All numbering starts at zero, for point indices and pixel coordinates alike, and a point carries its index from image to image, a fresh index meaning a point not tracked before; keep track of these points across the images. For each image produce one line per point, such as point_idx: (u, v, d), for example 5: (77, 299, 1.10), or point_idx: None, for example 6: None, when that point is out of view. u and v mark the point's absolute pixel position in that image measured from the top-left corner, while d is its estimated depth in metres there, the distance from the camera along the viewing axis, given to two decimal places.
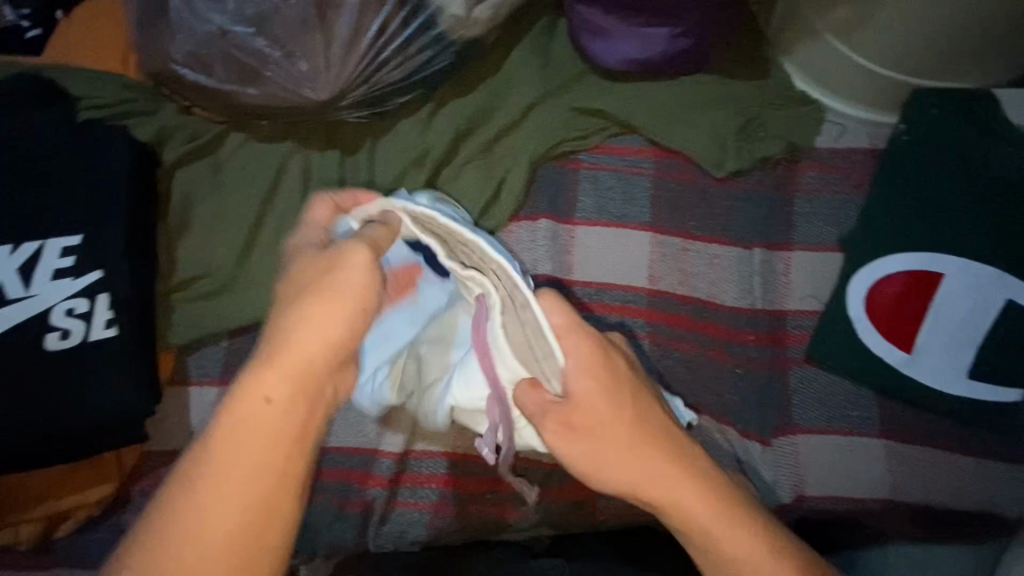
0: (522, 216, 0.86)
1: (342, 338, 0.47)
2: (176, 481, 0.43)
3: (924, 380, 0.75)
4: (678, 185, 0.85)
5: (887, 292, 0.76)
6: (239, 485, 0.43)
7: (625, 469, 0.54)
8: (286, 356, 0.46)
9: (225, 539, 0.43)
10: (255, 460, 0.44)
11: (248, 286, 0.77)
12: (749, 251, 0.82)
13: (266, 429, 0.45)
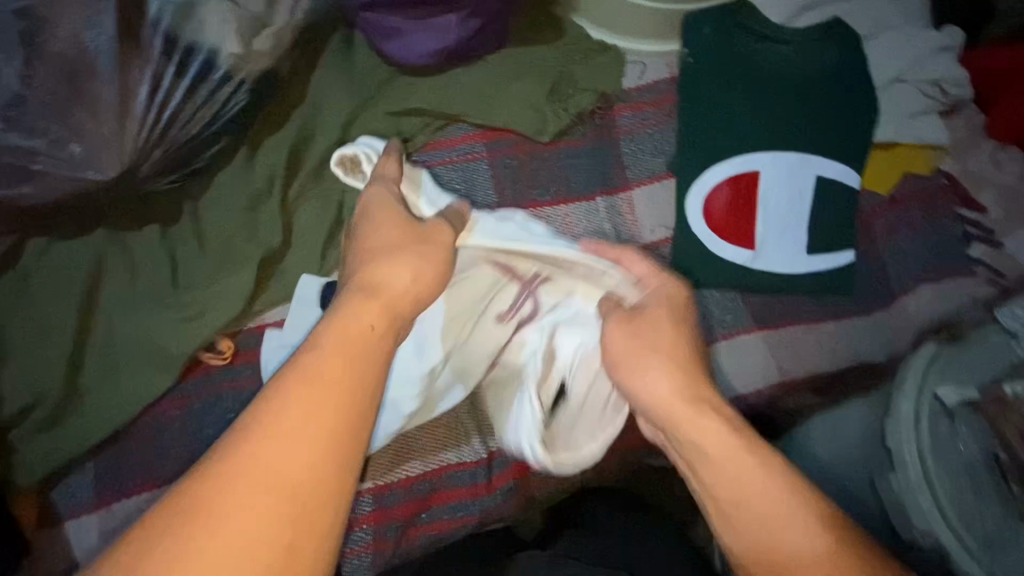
0: None
1: (411, 284, 0.55)
2: (288, 374, 0.44)
3: (771, 268, 0.82)
4: (514, 159, 0.87)
5: (717, 201, 0.82)
6: (327, 385, 0.43)
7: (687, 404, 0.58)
8: (391, 291, 0.53)
9: (318, 461, 0.41)
10: (336, 374, 0.44)
11: (104, 394, 0.72)
12: (594, 201, 0.86)
13: (354, 337, 0.47)
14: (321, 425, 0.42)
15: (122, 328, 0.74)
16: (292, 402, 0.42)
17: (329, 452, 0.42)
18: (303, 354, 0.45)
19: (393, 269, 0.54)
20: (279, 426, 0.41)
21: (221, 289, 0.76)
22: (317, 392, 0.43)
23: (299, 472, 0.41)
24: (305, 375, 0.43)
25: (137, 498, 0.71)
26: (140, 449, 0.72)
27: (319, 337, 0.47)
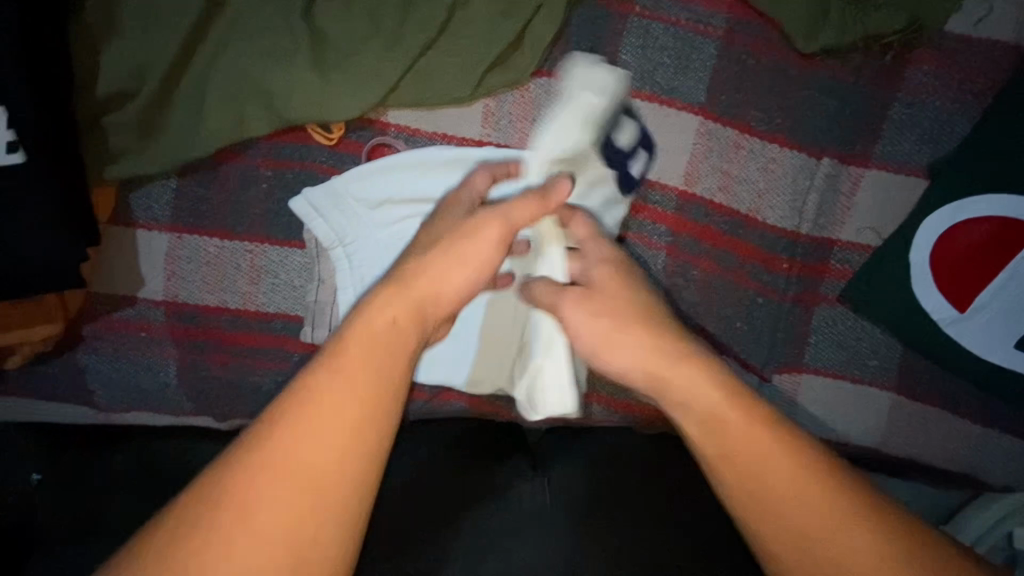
0: (545, 74, 0.67)
1: (452, 280, 0.49)
2: (295, 404, 0.39)
3: (964, 341, 0.66)
4: (750, 58, 0.66)
5: (961, 240, 0.64)
6: (303, 463, 0.38)
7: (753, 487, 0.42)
8: (409, 289, 0.46)
9: (308, 484, 0.37)
10: (323, 459, 0.38)
11: (199, 119, 0.62)
12: (817, 161, 0.66)
13: (319, 425, 0.39)
14: (452, 279, 0.49)
15: (233, 55, 0.62)
16: (444, 247, 0.50)
17: (305, 506, 0.37)
18: (321, 374, 0.40)
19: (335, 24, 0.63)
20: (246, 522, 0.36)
21: (362, 67, 0.64)
22: (344, 365, 0.41)
23: (283, 531, 0.36)
24: (361, 357, 0.41)
25: (203, 239, 0.66)
26: (222, 190, 0.66)
27: (345, 342, 0.42)
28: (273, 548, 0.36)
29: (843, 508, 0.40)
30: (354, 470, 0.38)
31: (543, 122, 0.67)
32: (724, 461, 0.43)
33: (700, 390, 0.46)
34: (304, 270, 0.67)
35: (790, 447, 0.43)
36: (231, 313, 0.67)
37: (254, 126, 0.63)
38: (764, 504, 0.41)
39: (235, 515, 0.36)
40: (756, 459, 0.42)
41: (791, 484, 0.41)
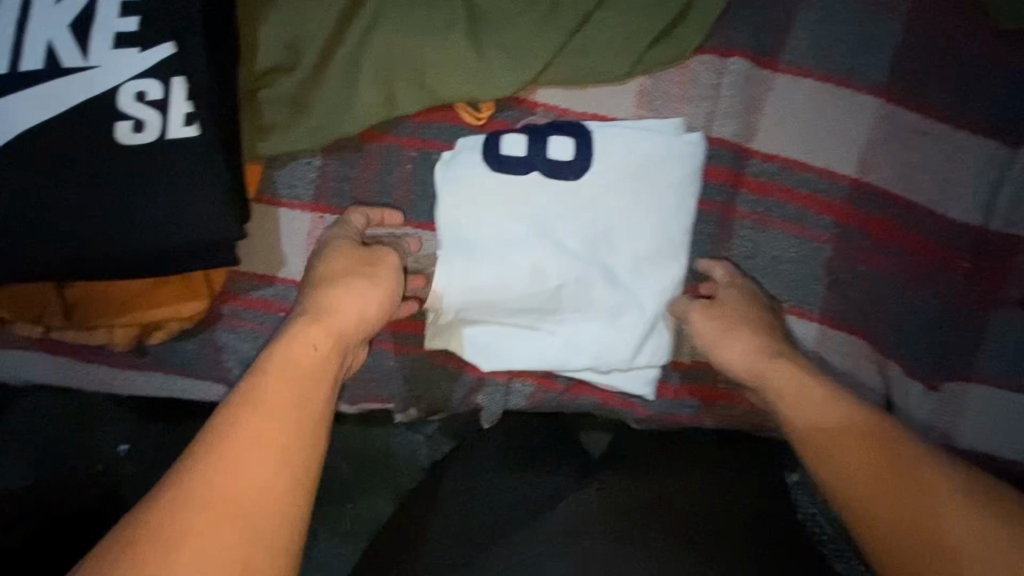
0: (708, 50, 0.62)
1: (352, 314, 0.53)
2: (230, 408, 0.43)
3: None
4: (939, 35, 0.60)
5: None
6: (255, 456, 0.41)
7: (858, 459, 0.46)
8: (328, 318, 0.52)
9: (264, 479, 0.41)
10: (258, 459, 0.41)
11: (352, 93, 0.60)
12: (1007, 150, 0.61)
13: (265, 426, 0.43)
14: (340, 304, 0.53)
15: (390, 26, 0.59)
16: (344, 286, 0.54)
17: (245, 502, 0.39)
18: (249, 385, 0.45)
19: None
20: (198, 515, 0.38)
21: (520, 40, 0.61)
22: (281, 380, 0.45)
23: (234, 525, 0.38)
24: (280, 375, 0.46)
25: None
26: (367, 169, 0.64)
27: (268, 358, 0.47)
28: (235, 548, 0.38)
29: (939, 492, 0.42)
30: (302, 466, 0.42)
31: (705, 101, 0.63)
32: (819, 443, 0.49)
33: (811, 402, 0.51)
34: None
35: (874, 450, 0.46)
36: None
37: (407, 103, 0.61)
38: (848, 473, 0.46)
39: (196, 508, 0.38)
40: (864, 451, 0.46)
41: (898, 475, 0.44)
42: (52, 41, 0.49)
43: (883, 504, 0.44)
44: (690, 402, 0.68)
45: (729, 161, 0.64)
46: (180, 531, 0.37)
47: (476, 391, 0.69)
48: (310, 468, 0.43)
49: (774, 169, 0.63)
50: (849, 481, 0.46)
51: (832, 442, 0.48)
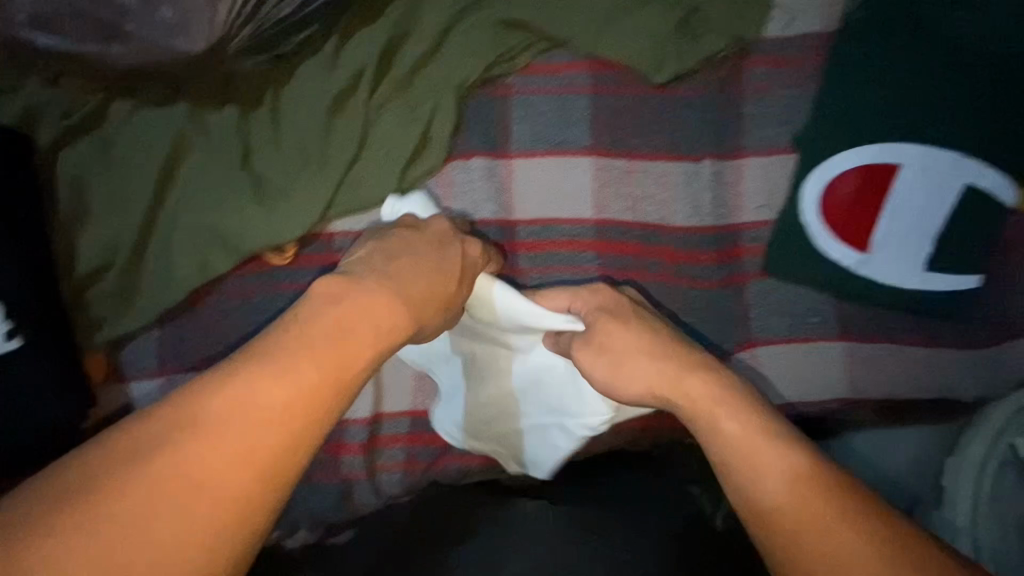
0: (455, 158, 0.78)
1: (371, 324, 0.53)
2: (229, 397, 0.46)
3: (877, 278, 0.73)
4: (620, 99, 0.78)
5: (839, 194, 0.72)
6: (230, 443, 0.45)
7: (786, 486, 0.51)
8: (345, 314, 0.53)
9: (242, 470, 0.44)
10: (239, 449, 0.45)
11: (170, 272, 0.72)
12: (699, 163, 0.77)
13: (254, 417, 0.46)
14: (365, 324, 0.53)
15: (194, 211, 0.73)
16: (397, 265, 0.59)
17: (215, 500, 0.43)
18: (257, 381, 0.47)
19: (271, 166, 0.76)
20: (176, 481, 0.43)
21: (301, 192, 0.75)
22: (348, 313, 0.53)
23: (208, 500, 0.43)
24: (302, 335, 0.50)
25: (187, 376, 0.73)
26: (198, 328, 0.74)
27: (262, 355, 0.48)
28: (259, 450, 0.45)
29: (857, 528, 0.48)
30: (271, 460, 0.45)
31: (464, 194, 0.78)
32: (757, 469, 0.52)
33: (770, 454, 0.53)
34: None
35: (811, 487, 0.50)
36: None
37: (218, 265, 0.73)
38: (767, 498, 0.51)
39: (173, 476, 0.43)
40: (794, 500, 0.50)
41: (790, 498, 0.50)
42: None
43: (820, 533, 0.48)
44: None
45: (498, 233, 0.78)
46: (152, 496, 0.42)
47: (353, 487, 0.76)
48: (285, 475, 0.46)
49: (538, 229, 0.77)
50: (772, 506, 0.51)
51: (770, 470, 0.52)
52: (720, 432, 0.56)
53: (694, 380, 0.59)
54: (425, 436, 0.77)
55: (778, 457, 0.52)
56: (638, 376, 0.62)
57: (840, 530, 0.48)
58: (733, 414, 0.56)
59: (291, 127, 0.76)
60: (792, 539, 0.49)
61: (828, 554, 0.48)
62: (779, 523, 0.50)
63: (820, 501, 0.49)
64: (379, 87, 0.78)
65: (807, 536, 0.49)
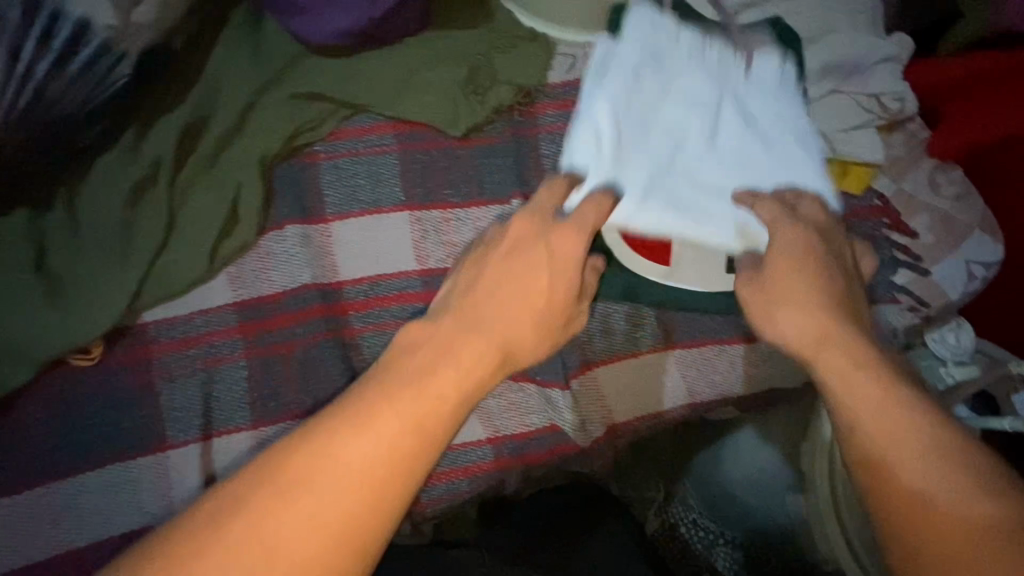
0: (268, 230, 0.78)
1: (496, 337, 0.56)
2: (352, 421, 0.48)
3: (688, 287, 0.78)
4: (426, 154, 0.81)
5: None
6: (365, 449, 0.46)
7: (892, 426, 0.49)
8: (455, 344, 0.55)
9: (374, 478, 0.46)
10: (379, 459, 0.46)
11: None
12: (509, 204, 0.80)
13: (370, 434, 0.47)
14: (477, 348, 0.55)
15: None
16: (475, 314, 0.57)
17: (355, 502, 0.45)
18: (373, 401, 0.49)
19: (65, 265, 0.73)
20: (298, 499, 0.44)
21: (101, 285, 0.72)
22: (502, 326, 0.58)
23: (346, 509, 0.45)
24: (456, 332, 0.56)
25: None
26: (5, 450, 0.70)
27: (399, 358, 0.53)
28: (360, 474, 0.46)
29: (942, 476, 0.47)
30: (400, 474, 0.47)
31: (283, 264, 0.77)
32: (857, 404, 0.52)
33: (856, 393, 0.52)
34: (105, 486, 0.70)
35: (929, 432, 0.49)
36: (49, 561, 0.69)
37: (18, 376, 0.69)
38: (870, 448, 0.50)
39: (306, 487, 0.45)
40: (884, 456, 0.49)
41: (870, 431, 0.50)
42: None
43: (925, 504, 0.46)
44: None
45: (322, 296, 0.77)
46: (278, 507, 0.44)
47: None
48: (409, 485, 0.47)
49: (365, 286, 0.78)
50: (873, 453, 0.50)
51: (859, 405, 0.51)
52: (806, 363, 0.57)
53: (789, 329, 0.59)
54: None
55: (885, 404, 0.51)
56: (794, 325, 0.58)
57: (963, 497, 0.46)
58: (851, 355, 0.54)
59: (82, 222, 0.74)
60: (898, 513, 0.47)
61: (930, 544, 0.45)
62: (876, 485, 0.49)
63: (934, 454, 0.48)
64: (181, 172, 0.78)
65: (910, 471, 0.48)
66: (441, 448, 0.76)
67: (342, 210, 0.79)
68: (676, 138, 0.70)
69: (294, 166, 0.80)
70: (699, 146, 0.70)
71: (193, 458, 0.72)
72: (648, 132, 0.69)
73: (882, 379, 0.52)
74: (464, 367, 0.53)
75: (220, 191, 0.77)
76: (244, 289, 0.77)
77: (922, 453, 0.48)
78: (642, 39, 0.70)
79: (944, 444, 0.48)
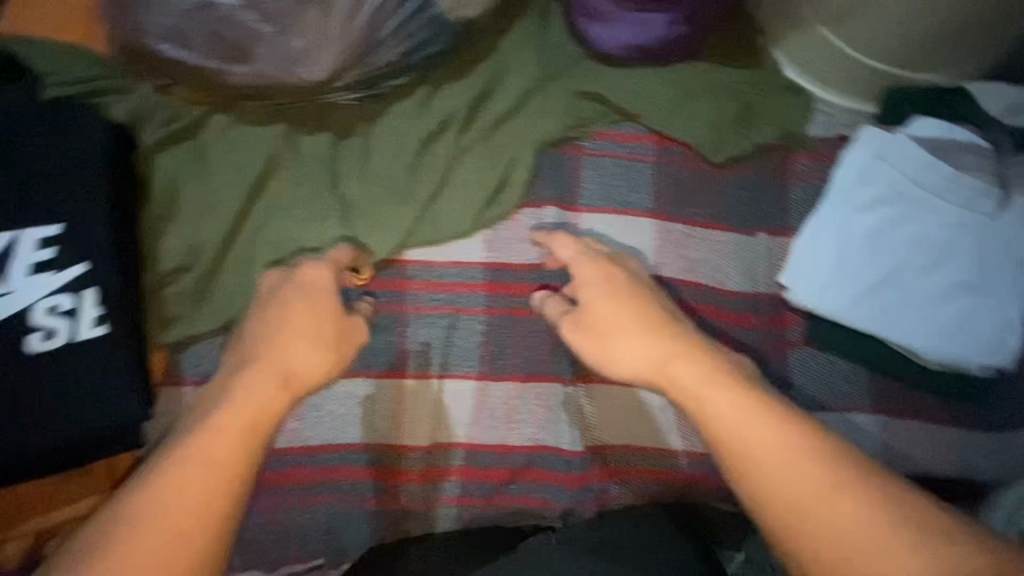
0: (527, 206, 0.84)
1: (265, 374, 0.64)
2: (171, 460, 0.57)
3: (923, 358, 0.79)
4: (680, 171, 0.86)
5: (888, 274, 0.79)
6: (189, 475, 0.56)
7: (793, 478, 0.56)
8: (263, 371, 0.65)
9: (197, 504, 0.55)
10: (196, 494, 0.55)
11: (250, 276, 0.73)
12: (754, 237, 0.84)
13: (210, 448, 0.58)
14: (308, 338, 0.68)
15: (280, 223, 0.76)
16: (611, 334, 0.70)
17: (312, 410, 0.64)
18: (201, 440, 0.58)
19: (354, 192, 0.79)
20: (136, 535, 0.53)
21: (384, 215, 0.79)
22: (608, 337, 0.70)
23: (168, 533, 0.53)
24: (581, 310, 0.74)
25: None
26: None
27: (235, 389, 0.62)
28: (189, 502, 0.55)
29: (860, 519, 0.54)
30: (208, 506, 0.55)
31: (534, 239, 0.82)
32: (748, 458, 0.59)
33: (776, 443, 0.58)
34: (345, 399, 0.75)
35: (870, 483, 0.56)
36: (283, 453, 0.73)
37: (297, 279, 0.75)
38: (801, 519, 0.55)
39: (150, 505, 0.54)
40: (814, 506, 0.55)
41: (764, 449, 0.58)
42: None
43: (841, 494, 0.55)
44: (587, 487, 0.78)
45: (564, 277, 0.82)
46: (117, 529, 0.54)
47: (401, 516, 0.77)
48: (221, 498, 0.56)
49: None
50: (794, 501, 0.56)
51: (757, 458, 0.58)
52: (705, 412, 0.63)
53: (710, 403, 0.63)
54: (480, 472, 0.78)
55: (797, 457, 0.57)
56: (631, 353, 0.69)
57: (845, 513, 0.55)
58: (730, 394, 0.62)
59: (375, 156, 0.82)
60: (786, 529, 0.56)
61: (855, 551, 0.53)
62: (836, 561, 0.53)
63: (845, 499, 0.55)
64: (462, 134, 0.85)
65: (851, 509, 0.55)
66: (641, 445, 0.79)
67: (598, 204, 0.85)
68: (899, 263, 0.78)
69: (561, 153, 0.86)
70: (919, 274, 0.78)
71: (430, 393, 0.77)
72: (870, 209, 0.79)
73: (760, 400, 0.61)
74: (263, 394, 0.63)
75: (494, 159, 0.83)
76: (497, 253, 0.82)
77: (826, 495, 0.55)
78: (900, 171, 0.78)
79: (843, 467, 0.57)
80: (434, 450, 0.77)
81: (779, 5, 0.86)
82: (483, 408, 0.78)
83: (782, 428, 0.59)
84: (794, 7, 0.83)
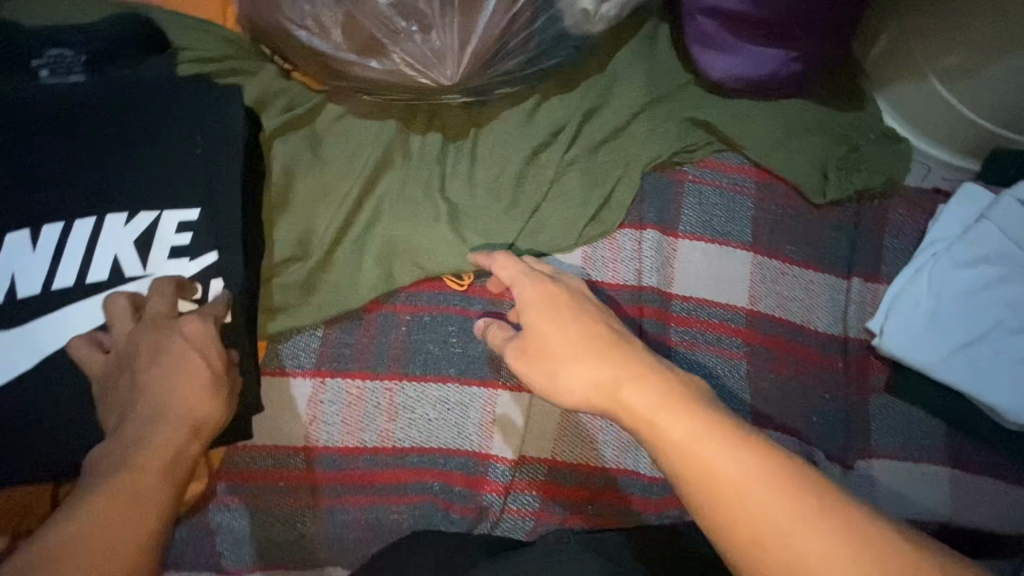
0: (628, 226, 0.84)
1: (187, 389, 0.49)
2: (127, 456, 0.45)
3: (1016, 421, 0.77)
4: (779, 207, 0.86)
5: (988, 329, 0.78)
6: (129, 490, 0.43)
7: (808, 537, 0.40)
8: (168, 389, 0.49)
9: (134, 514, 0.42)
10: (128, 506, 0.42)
11: (357, 273, 0.73)
12: (847, 281, 0.85)
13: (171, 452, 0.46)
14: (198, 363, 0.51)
15: (391, 222, 0.75)
16: (564, 360, 0.55)
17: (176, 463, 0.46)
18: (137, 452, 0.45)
19: (460, 195, 0.79)
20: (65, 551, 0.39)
21: (488, 222, 0.78)
22: (563, 359, 0.55)
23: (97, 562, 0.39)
24: (595, 324, 0.57)
25: (344, 382, 0.73)
26: (365, 338, 0.74)
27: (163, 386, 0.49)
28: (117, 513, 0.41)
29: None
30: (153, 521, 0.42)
31: (632, 261, 0.82)
32: (733, 501, 0.42)
33: (747, 480, 0.42)
34: (439, 404, 0.74)
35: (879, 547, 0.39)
36: (370, 452, 0.72)
37: (403, 278, 0.75)
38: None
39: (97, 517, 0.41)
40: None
41: (744, 504, 0.42)
42: (117, 256, 0.58)
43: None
44: (664, 514, 0.76)
45: (658, 301, 0.82)
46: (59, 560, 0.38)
47: (478, 523, 0.73)
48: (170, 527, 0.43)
49: (695, 303, 0.83)
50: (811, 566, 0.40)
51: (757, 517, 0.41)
52: (662, 440, 0.46)
53: (669, 432, 0.46)
54: (560, 488, 0.75)
55: (772, 501, 0.41)
56: (584, 373, 0.53)
57: None
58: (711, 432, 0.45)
59: (483, 162, 0.81)
60: None
61: None
62: None
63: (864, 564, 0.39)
64: (569, 147, 0.83)
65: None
66: None
67: (695, 230, 0.85)
68: (993, 320, 0.78)
69: (663, 176, 0.86)
70: (1013, 332, 0.77)
71: (520, 406, 0.75)
72: (968, 260, 0.80)
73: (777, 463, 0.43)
74: (168, 445, 0.46)
75: (599, 178, 0.83)
76: (594, 270, 0.82)
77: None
78: (1000, 231, 0.79)
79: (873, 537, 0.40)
80: (518, 464, 0.75)
81: (892, 52, 0.86)
82: (570, 424, 0.76)
83: (728, 448, 0.44)
84: (910, 56, 0.84)
